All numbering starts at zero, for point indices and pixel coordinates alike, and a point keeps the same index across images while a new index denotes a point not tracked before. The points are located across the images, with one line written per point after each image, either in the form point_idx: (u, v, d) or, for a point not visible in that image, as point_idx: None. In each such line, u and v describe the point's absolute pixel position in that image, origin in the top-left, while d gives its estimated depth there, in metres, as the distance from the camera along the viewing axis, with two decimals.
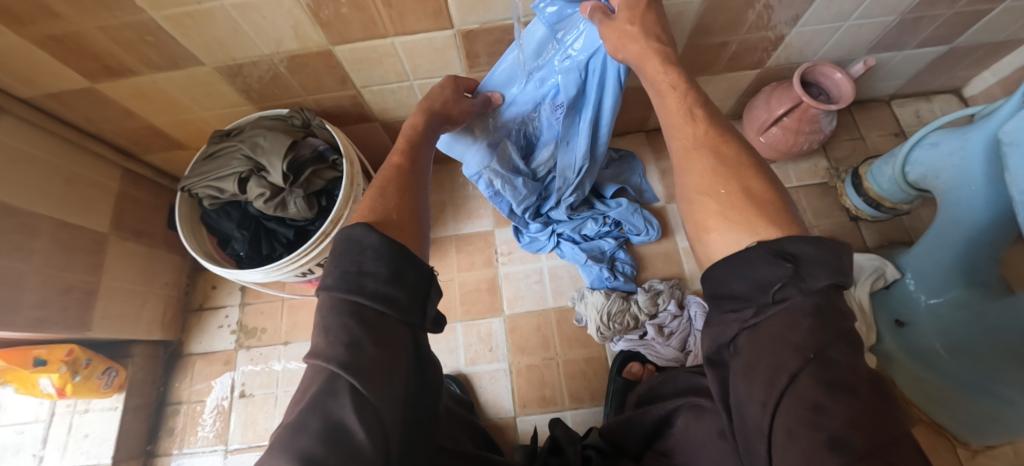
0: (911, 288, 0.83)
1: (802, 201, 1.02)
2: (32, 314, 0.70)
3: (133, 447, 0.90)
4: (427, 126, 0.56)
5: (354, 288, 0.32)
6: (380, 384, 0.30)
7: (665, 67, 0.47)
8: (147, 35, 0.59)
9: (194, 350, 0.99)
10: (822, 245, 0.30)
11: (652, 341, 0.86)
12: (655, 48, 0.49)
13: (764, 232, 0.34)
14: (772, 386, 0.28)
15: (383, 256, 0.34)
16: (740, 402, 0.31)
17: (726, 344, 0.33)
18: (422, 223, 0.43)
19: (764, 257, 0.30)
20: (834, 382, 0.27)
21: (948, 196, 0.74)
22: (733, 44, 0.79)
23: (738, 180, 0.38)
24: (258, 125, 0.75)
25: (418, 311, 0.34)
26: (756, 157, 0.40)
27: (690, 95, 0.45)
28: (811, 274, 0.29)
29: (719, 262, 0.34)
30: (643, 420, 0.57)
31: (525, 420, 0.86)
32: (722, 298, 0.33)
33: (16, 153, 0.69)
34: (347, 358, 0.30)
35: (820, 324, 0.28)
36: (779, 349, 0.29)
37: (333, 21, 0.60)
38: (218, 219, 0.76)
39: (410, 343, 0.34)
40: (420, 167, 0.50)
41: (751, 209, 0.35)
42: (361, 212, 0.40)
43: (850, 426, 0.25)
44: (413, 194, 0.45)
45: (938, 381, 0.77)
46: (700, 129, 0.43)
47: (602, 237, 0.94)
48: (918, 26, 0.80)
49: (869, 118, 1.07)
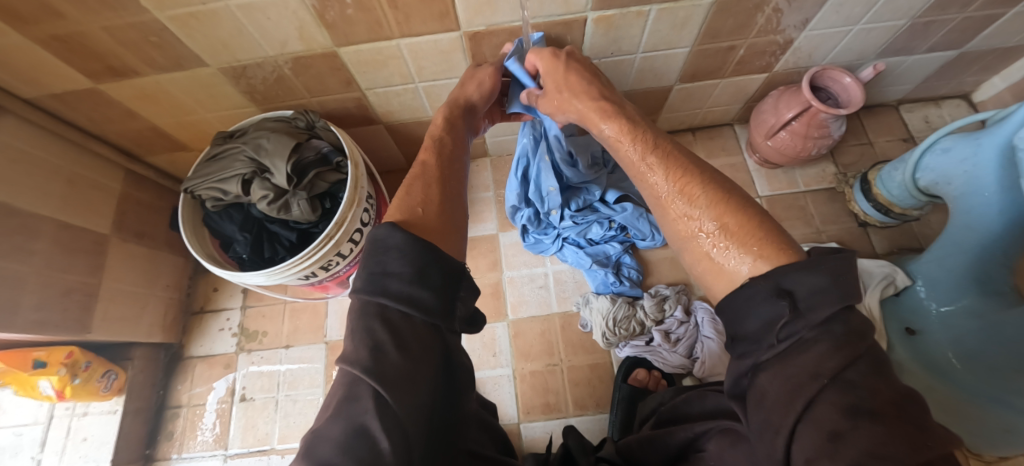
0: (922, 296, 0.82)
1: (810, 207, 1.01)
2: (32, 315, 0.69)
3: (132, 450, 0.89)
4: (449, 122, 0.55)
5: (378, 291, 0.31)
6: (404, 391, 0.29)
7: (606, 121, 0.49)
8: (151, 36, 0.59)
9: (195, 353, 0.98)
10: (821, 269, 0.29)
11: (658, 348, 0.84)
12: (597, 105, 0.51)
13: (756, 266, 0.33)
14: (788, 413, 0.28)
15: (409, 256, 0.32)
16: (757, 428, 0.30)
17: (743, 374, 0.32)
18: (454, 221, 0.42)
19: (762, 295, 0.31)
20: (856, 407, 0.25)
21: (961, 203, 0.73)
22: (741, 48, 0.78)
23: (715, 217, 0.37)
24: (262, 127, 0.74)
25: (444, 312, 0.33)
26: (723, 185, 0.39)
27: (641, 142, 0.46)
28: (812, 307, 0.28)
29: (727, 296, 0.34)
30: (667, 442, 0.54)
31: (529, 427, 0.85)
32: (736, 340, 0.33)
33: (17, 153, 0.68)
34: (370, 363, 0.29)
35: (835, 349, 0.27)
36: (795, 377, 0.28)
37: (338, 23, 0.59)
38: (221, 221, 0.75)
39: (438, 346, 0.32)
40: (453, 162, 0.49)
41: (738, 246, 0.35)
42: (389, 211, 0.40)
43: (870, 455, 0.24)
44: (440, 189, 0.43)
45: (948, 391, 0.74)
46: (663, 173, 0.42)
47: (607, 242, 0.93)
48: (929, 30, 0.79)
49: (877, 123, 1.06)
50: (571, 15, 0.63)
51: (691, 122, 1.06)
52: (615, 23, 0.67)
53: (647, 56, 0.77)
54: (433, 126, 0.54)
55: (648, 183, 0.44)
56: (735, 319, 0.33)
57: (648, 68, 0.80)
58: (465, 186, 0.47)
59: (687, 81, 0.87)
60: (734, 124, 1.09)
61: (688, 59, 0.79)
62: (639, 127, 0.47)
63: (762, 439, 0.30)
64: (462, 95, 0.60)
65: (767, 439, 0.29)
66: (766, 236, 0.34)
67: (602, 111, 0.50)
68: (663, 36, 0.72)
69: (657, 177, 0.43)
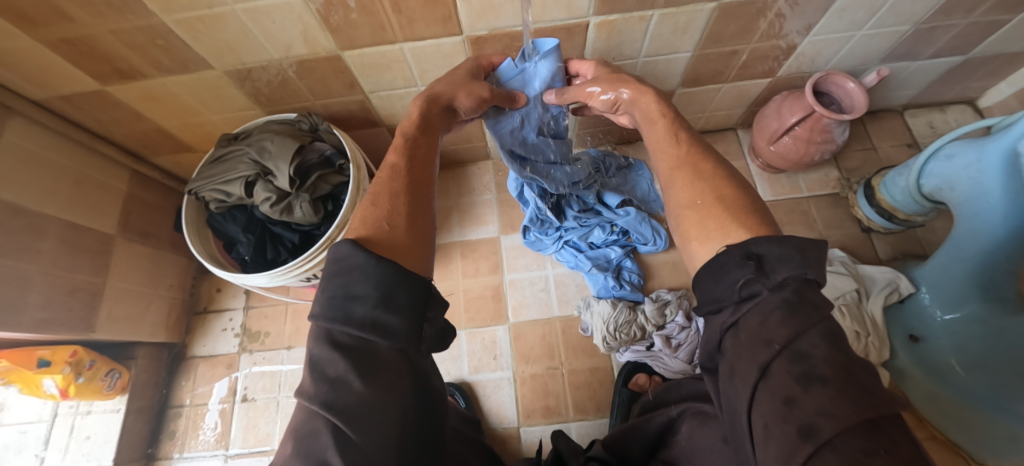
0: (926, 302, 0.81)
1: (813, 212, 1.01)
2: (37, 314, 0.70)
3: (134, 449, 0.89)
4: (426, 116, 0.52)
5: (341, 316, 0.31)
6: (366, 423, 0.29)
7: (657, 98, 0.53)
8: (158, 39, 0.59)
9: (197, 353, 0.99)
10: (787, 243, 0.32)
11: (660, 353, 0.84)
12: (648, 88, 0.54)
13: (736, 235, 0.36)
14: (748, 382, 0.29)
15: (374, 278, 0.32)
16: (730, 404, 0.31)
17: (714, 349, 0.34)
18: (424, 235, 0.41)
19: (734, 260, 0.33)
20: (807, 374, 0.27)
21: (963, 209, 0.72)
22: (744, 53, 0.78)
23: (713, 191, 0.41)
24: (266, 129, 0.75)
25: (413, 336, 0.33)
26: (733, 172, 0.43)
27: (676, 122, 0.50)
28: (775, 269, 0.31)
29: (702, 269, 0.36)
30: (647, 428, 0.57)
31: (529, 431, 0.84)
32: (705, 304, 0.35)
33: (26, 154, 0.69)
34: (330, 396, 0.29)
35: (789, 316, 0.29)
36: (751, 345, 0.30)
37: (342, 26, 0.60)
38: (224, 222, 0.76)
39: (406, 369, 0.32)
40: (420, 168, 0.47)
41: (725, 216, 0.38)
42: (354, 226, 0.39)
43: (819, 414, 0.25)
44: (408, 198, 0.43)
45: (950, 397, 0.75)
46: (681, 150, 0.47)
47: (609, 246, 0.93)
48: (934, 35, 0.79)
49: (881, 128, 1.05)
50: (574, 20, 0.64)
51: (694, 126, 1.06)
52: (618, 28, 0.67)
53: (649, 60, 0.77)
54: (405, 124, 0.51)
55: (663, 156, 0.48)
56: (706, 287, 0.35)
57: (650, 72, 0.80)
58: (435, 192, 0.47)
59: (689, 85, 0.87)
60: (737, 128, 1.09)
61: (690, 64, 0.80)
62: (673, 114, 0.52)
63: (732, 417, 0.31)
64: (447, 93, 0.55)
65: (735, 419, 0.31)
66: (751, 213, 0.38)
67: (653, 90, 0.54)
68: (665, 41, 0.72)
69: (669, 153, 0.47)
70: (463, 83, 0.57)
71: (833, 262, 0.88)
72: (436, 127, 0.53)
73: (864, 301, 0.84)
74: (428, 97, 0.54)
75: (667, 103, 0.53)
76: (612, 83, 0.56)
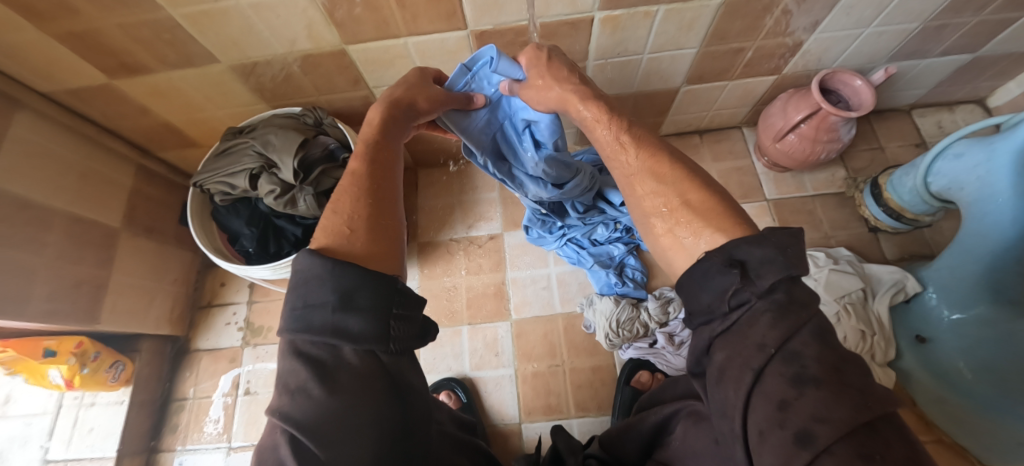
0: (933, 303, 0.80)
1: (819, 211, 1.00)
2: (43, 306, 0.71)
3: (138, 441, 0.90)
4: (388, 120, 0.48)
5: (302, 326, 0.32)
6: (330, 432, 0.29)
7: (584, 102, 0.46)
8: (164, 33, 0.60)
9: (201, 346, 0.99)
10: (766, 242, 0.30)
11: (663, 350, 0.84)
12: (571, 90, 0.48)
13: (713, 239, 0.34)
14: (740, 385, 0.28)
15: (332, 284, 0.32)
16: (721, 404, 0.30)
17: (703, 353, 0.33)
18: (389, 234, 0.39)
19: (716, 266, 0.31)
20: (800, 376, 0.26)
21: (973, 209, 0.71)
22: (749, 50, 0.77)
23: (678, 195, 0.37)
24: (270, 123, 0.74)
25: (378, 337, 0.32)
26: (691, 166, 0.40)
27: (615, 123, 0.44)
28: (761, 275, 0.29)
29: (683, 274, 0.34)
30: (642, 427, 0.55)
31: (530, 428, 0.84)
32: (694, 313, 0.33)
33: (34, 147, 0.70)
34: (292, 407, 0.29)
35: (779, 319, 0.28)
36: (743, 349, 0.29)
37: (346, 21, 0.60)
38: (228, 216, 0.77)
39: (375, 374, 0.32)
40: (387, 171, 0.44)
41: (697, 220, 0.35)
42: (317, 236, 0.38)
43: (814, 420, 0.25)
44: (369, 199, 0.40)
45: (960, 401, 0.74)
46: (632, 155, 0.41)
47: (613, 243, 0.92)
48: (942, 34, 0.78)
49: (888, 128, 1.04)
50: (578, 15, 0.63)
51: (698, 125, 1.05)
52: (622, 24, 0.67)
53: (654, 57, 0.76)
54: (366, 127, 0.47)
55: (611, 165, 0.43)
56: (690, 296, 0.33)
57: (654, 69, 0.80)
58: (402, 193, 0.45)
59: (694, 83, 0.86)
60: (742, 127, 1.09)
61: (695, 61, 0.79)
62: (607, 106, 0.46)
63: (722, 418, 0.30)
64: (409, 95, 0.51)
65: (725, 424, 0.30)
66: (724, 212, 0.35)
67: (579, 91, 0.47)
68: (670, 37, 0.71)
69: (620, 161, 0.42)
70: (423, 88, 0.53)
71: (840, 262, 0.87)
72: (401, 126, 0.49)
73: (868, 300, 0.83)
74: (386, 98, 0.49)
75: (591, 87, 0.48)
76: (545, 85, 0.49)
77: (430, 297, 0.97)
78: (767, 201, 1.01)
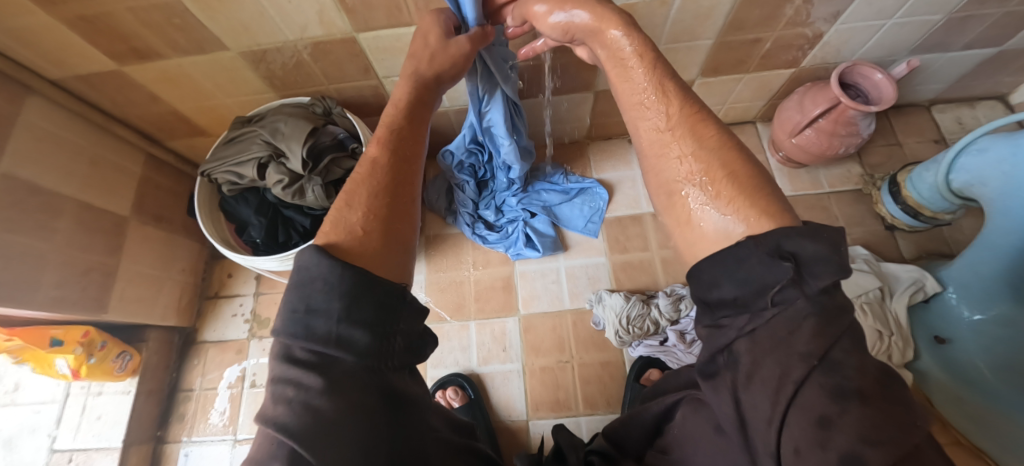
0: (953, 302, 0.78)
1: (834, 208, 0.98)
2: (51, 292, 0.70)
3: (144, 431, 0.90)
4: (410, 105, 0.45)
5: (302, 332, 0.30)
6: (323, 446, 0.27)
7: (625, 32, 0.41)
8: (175, 18, 0.59)
9: (207, 338, 0.99)
10: (820, 237, 0.28)
11: (674, 348, 0.82)
12: (615, 12, 0.43)
13: (757, 225, 0.31)
14: (776, 395, 0.27)
15: (337, 289, 0.31)
16: (746, 408, 0.29)
17: (721, 350, 0.31)
18: (399, 240, 0.37)
19: (761, 258, 0.29)
20: (841, 389, 0.25)
21: (996, 205, 0.69)
22: (767, 41, 0.76)
23: (722, 165, 0.34)
24: (279, 112, 0.72)
25: (378, 350, 0.31)
26: (736, 137, 0.36)
27: (657, 67, 0.40)
28: (814, 274, 0.27)
29: (705, 260, 0.33)
30: (642, 419, 0.50)
31: (538, 424, 0.83)
32: (713, 305, 0.32)
33: (43, 133, 0.70)
34: (286, 418, 0.28)
35: (822, 325, 0.26)
36: (783, 356, 0.27)
37: (358, 7, 0.58)
38: (236, 205, 0.74)
39: (374, 386, 0.30)
40: (403, 165, 0.41)
41: (742, 199, 0.32)
42: (326, 229, 0.36)
43: (864, 441, 0.23)
44: (385, 197, 0.38)
45: (983, 404, 0.72)
46: (672, 106, 0.37)
47: (504, 227, 0.95)
48: (967, 25, 0.76)
49: (906, 123, 1.02)
50: None
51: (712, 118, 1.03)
52: (638, 12, 0.65)
53: (669, 48, 0.75)
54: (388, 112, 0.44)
55: (646, 116, 0.39)
56: (710, 285, 0.32)
57: (669, 60, 0.79)
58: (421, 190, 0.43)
59: (709, 75, 0.85)
60: (757, 122, 1.07)
61: (711, 52, 0.78)
62: (653, 52, 0.41)
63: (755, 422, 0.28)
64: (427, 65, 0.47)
65: (758, 430, 0.28)
66: (769, 195, 0.32)
67: (616, 14, 0.42)
68: (687, 26, 0.70)
69: (666, 112, 0.38)
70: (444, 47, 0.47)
71: (856, 261, 0.85)
72: (427, 116, 0.47)
73: (887, 300, 0.81)
74: (414, 73, 0.46)
75: (641, 34, 0.42)
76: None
77: (437, 289, 0.96)
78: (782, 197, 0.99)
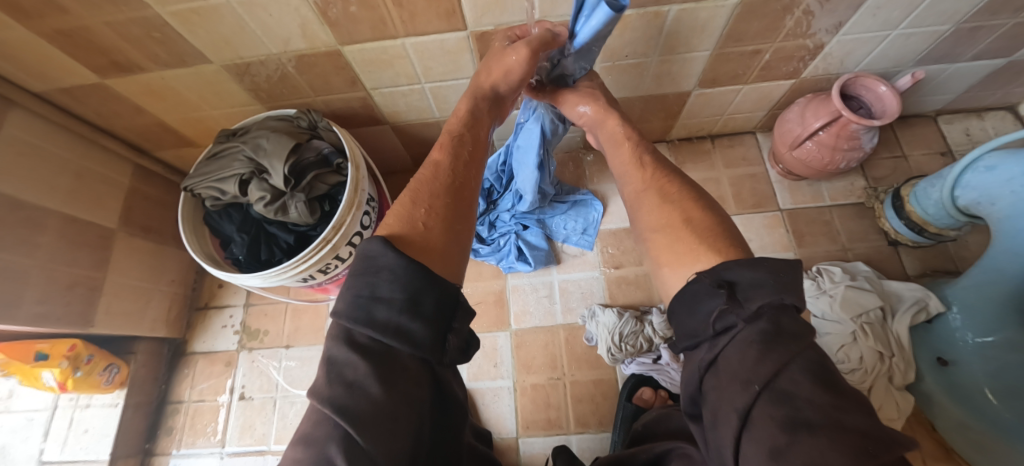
0: (956, 324, 0.75)
1: (836, 222, 0.95)
2: (33, 309, 0.69)
3: (132, 444, 0.89)
4: (466, 119, 0.51)
5: (364, 317, 0.29)
6: (381, 431, 0.27)
7: (621, 122, 0.52)
8: (153, 31, 0.58)
9: (197, 349, 0.98)
10: (759, 265, 0.29)
11: (666, 367, 0.80)
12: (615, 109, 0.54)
13: (704, 262, 0.33)
14: (730, 428, 0.25)
15: (403, 281, 0.30)
16: (717, 449, 0.27)
17: (697, 391, 0.30)
18: (461, 241, 0.40)
19: (704, 288, 0.30)
20: (792, 419, 0.22)
21: (1006, 226, 0.66)
22: (766, 53, 0.73)
23: (681, 213, 0.38)
24: (263, 125, 0.71)
25: (436, 346, 0.31)
26: (700, 190, 0.41)
27: (640, 145, 0.48)
28: (748, 297, 0.28)
29: (676, 297, 0.34)
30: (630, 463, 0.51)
31: (528, 443, 0.82)
32: (681, 333, 0.32)
33: (25, 146, 0.68)
34: (346, 400, 0.26)
35: (767, 350, 0.25)
36: (731, 385, 0.26)
37: (341, 20, 0.57)
38: (219, 221, 0.73)
39: (426, 381, 0.30)
40: (463, 169, 0.45)
41: (693, 238, 0.36)
42: (390, 221, 0.38)
43: None
44: (447, 199, 0.41)
45: (983, 428, 0.69)
46: (646, 174, 0.44)
47: (500, 236, 0.92)
48: (976, 36, 0.73)
49: (912, 135, 0.99)
50: None
51: (710, 129, 1.01)
52: (632, 24, 0.63)
53: (665, 60, 0.73)
54: (453, 121, 0.51)
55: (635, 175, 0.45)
56: (682, 315, 0.32)
57: (665, 72, 0.76)
58: (477, 197, 0.45)
59: (707, 87, 0.82)
60: (757, 132, 1.04)
61: (709, 64, 0.75)
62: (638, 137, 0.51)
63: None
64: (487, 82, 0.53)
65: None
66: (720, 234, 0.35)
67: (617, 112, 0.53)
68: (683, 39, 0.67)
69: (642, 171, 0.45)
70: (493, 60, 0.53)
71: (858, 278, 0.83)
72: (484, 128, 0.52)
73: (890, 320, 0.78)
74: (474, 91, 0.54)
75: (631, 126, 0.53)
76: (581, 97, 0.56)
77: None
78: (781, 211, 0.97)
